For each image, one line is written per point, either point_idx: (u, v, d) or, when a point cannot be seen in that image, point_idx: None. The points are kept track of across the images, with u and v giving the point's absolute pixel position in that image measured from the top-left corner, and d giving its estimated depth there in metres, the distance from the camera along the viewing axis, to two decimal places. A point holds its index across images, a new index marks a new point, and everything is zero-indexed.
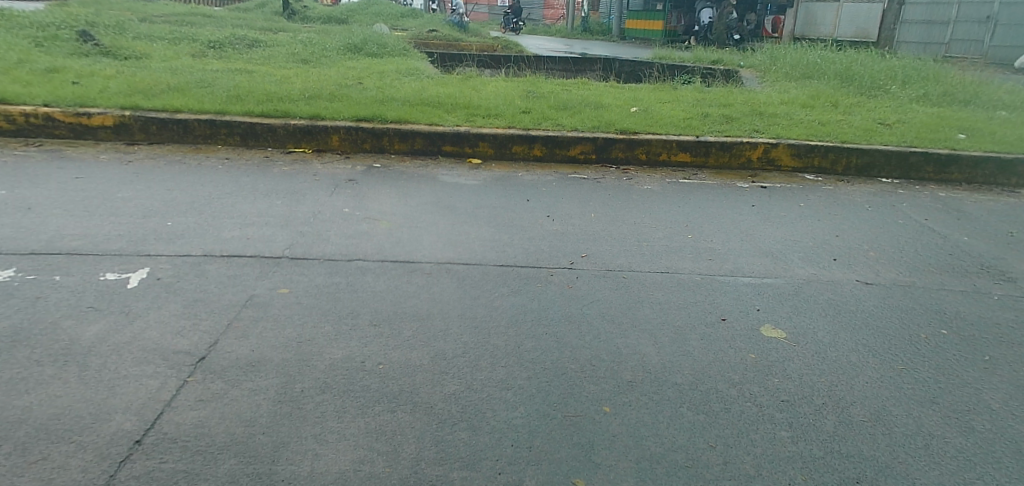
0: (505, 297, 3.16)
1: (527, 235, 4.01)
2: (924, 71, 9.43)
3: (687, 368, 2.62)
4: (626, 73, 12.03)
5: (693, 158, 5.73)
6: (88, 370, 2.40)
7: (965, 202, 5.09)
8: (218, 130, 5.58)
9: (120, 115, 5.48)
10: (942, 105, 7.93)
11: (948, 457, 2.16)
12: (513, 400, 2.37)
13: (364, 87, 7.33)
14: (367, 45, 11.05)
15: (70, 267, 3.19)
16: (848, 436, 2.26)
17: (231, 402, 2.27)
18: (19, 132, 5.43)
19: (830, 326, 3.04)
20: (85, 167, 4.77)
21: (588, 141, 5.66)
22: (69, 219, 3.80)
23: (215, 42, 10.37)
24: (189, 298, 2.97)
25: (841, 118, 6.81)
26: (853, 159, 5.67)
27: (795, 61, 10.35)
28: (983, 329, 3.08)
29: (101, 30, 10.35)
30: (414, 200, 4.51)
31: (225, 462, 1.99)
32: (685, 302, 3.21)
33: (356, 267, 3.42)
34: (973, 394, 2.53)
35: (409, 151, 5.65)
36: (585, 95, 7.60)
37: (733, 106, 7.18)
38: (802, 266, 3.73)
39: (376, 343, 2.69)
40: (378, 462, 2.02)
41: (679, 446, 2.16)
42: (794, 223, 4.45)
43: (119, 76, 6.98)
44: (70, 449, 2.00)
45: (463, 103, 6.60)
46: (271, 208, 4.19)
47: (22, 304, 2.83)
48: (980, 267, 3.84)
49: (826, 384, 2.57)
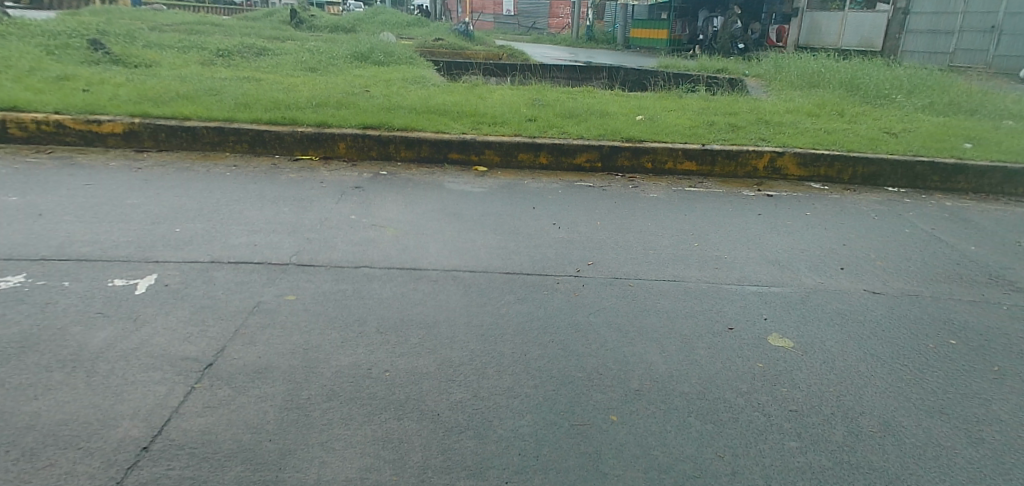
0: (511, 305, 3.15)
1: (533, 242, 4.02)
2: (929, 80, 9.42)
3: (695, 377, 2.61)
4: (631, 81, 12.08)
5: (699, 166, 5.73)
6: (96, 376, 2.41)
7: (973, 211, 5.07)
8: (227, 137, 5.61)
9: (130, 122, 5.52)
10: (948, 114, 7.93)
11: (959, 468, 2.14)
12: (519, 408, 2.36)
13: (370, 94, 7.39)
14: (373, 53, 11.11)
15: (80, 273, 3.21)
16: (857, 447, 2.24)
17: (238, 409, 2.27)
18: (31, 139, 5.48)
19: (838, 336, 3.02)
20: (94, 173, 4.81)
21: (593, 149, 5.67)
22: (78, 225, 3.83)
23: (224, 51, 10.45)
24: (197, 305, 2.98)
25: (847, 127, 6.79)
26: (860, 169, 5.67)
27: (798, 71, 10.37)
28: (991, 339, 3.06)
29: (112, 38, 10.45)
30: (420, 207, 4.52)
31: (232, 469, 1.99)
32: (693, 311, 3.20)
33: (363, 274, 3.43)
34: (983, 406, 2.51)
35: (415, 159, 5.67)
36: (590, 103, 7.63)
37: (738, 115, 7.20)
38: (810, 276, 3.71)
39: (382, 350, 2.69)
40: (385, 470, 2.02)
41: (687, 456, 2.15)
42: (802, 232, 4.43)
43: (128, 84, 7.03)
44: (77, 455, 2.01)
45: (469, 111, 6.64)
46: (278, 215, 4.21)
47: (33, 310, 2.85)
48: (989, 276, 3.82)
49: (833, 394, 2.56)
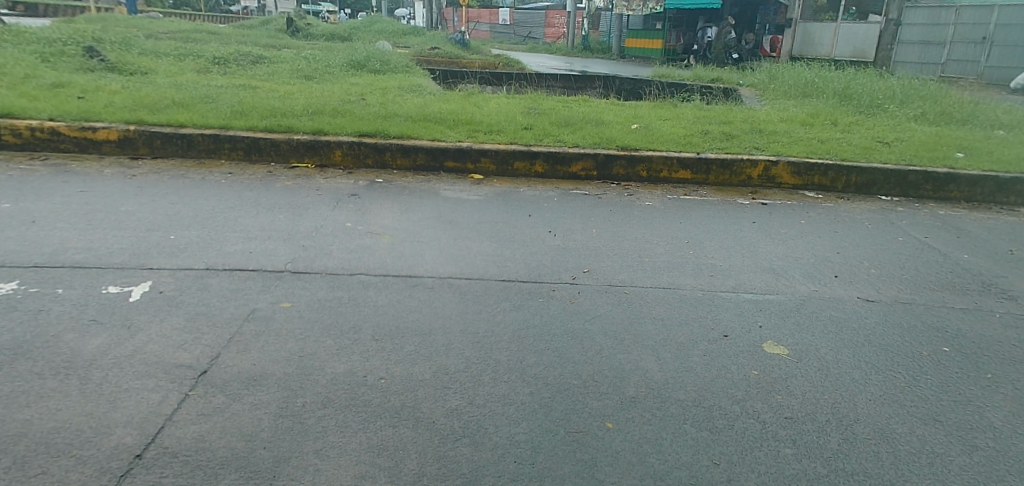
0: (507, 312, 3.16)
1: (529, 250, 4.02)
2: (922, 91, 9.50)
3: (689, 384, 2.62)
4: (626, 90, 12.10)
5: (694, 175, 5.76)
6: (89, 383, 2.40)
7: (965, 220, 5.11)
8: (222, 145, 5.62)
9: (125, 130, 5.52)
10: (940, 124, 7.98)
11: (954, 475, 2.16)
12: (515, 415, 2.36)
13: (366, 102, 7.42)
14: (369, 61, 11.14)
15: (72, 281, 3.19)
16: (852, 453, 2.25)
17: (231, 416, 2.26)
18: (25, 146, 5.46)
19: (833, 343, 3.03)
20: (89, 180, 4.80)
21: (588, 158, 5.70)
22: (72, 232, 3.81)
23: (220, 58, 10.46)
24: (191, 312, 2.97)
25: (840, 136, 6.85)
26: (853, 177, 5.71)
27: (791, 82, 10.45)
28: (984, 347, 3.08)
29: (107, 46, 10.43)
30: (416, 215, 4.53)
31: (226, 477, 1.98)
32: (687, 318, 3.22)
33: (357, 281, 3.42)
34: (976, 413, 2.53)
35: (410, 167, 5.69)
36: (585, 111, 7.67)
37: (733, 124, 7.25)
38: (804, 283, 3.73)
39: (376, 357, 2.69)
40: (380, 477, 2.02)
41: (683, 463, 2.16)
42: (795, 239, 4.46)
43: (123, 91, 7.03)
44: (69, 463, 1.99)
45: (464, 120, 6.66)
46: (273, 222, 4.20)
47: (24, 317, 2.83)
48: (981, 284, 3.85)
49: (828, 401, 2.56)
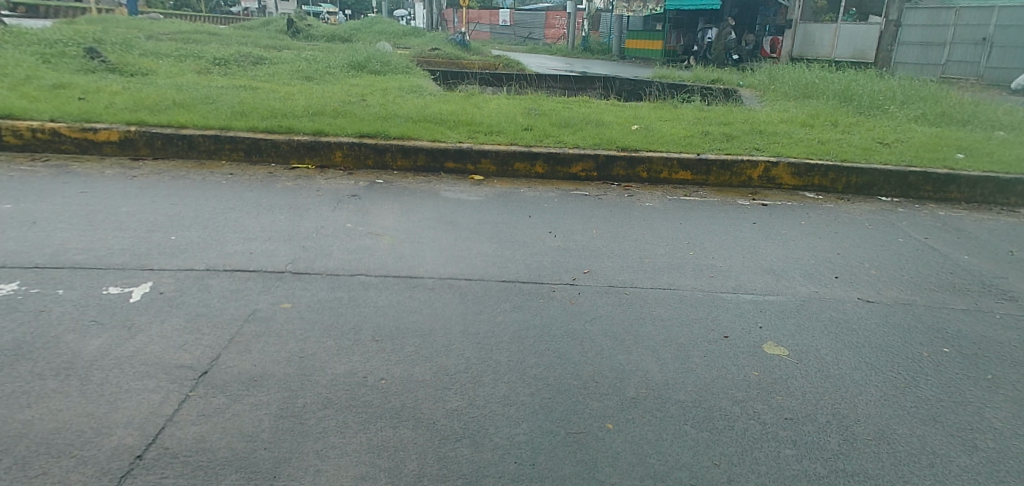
0: (507, 313, 3.16)
1: (529, 250, 4.02)
2: (922, 92, 9.50)
3: (690, 385, 2.62)
4: (626, 91, 12.09)
5: (694, 176, 5.76)
6: (90, 383, 2.40)
7: (965, 221, 5.11)
8: (223, 145, 5.62)
9: (126, 130, 5.53)
10: (941, 125, 7.98)
11: (954, 475, 2.16)
12: (515, 416, 2.36)
13: (367, 103, 7.42)
14: (370, 62, 11.15)
15: (73, 281, 3.20)
16: (853, 454, 2.25)
17: (232, 417, 2.27)
18: (26, 147, 5.46)
19: (833, 344, 3.03)
20: (89, 181, 4.80)
21: (589, 158, 5.70)
22: (73, 233, 3.82)
23: (220, 60, 10.47)
24: (192, 313, 2.97)
25: (840, 137, 6.85)
26: (853, 178, 5.71)
27: (791, 84, 10.46)
28: (984, 348, 3.08)
29: (108, 47, 10.45)
30: (416, 215, 4.53)
31: (227, 477, 1.98)
32: (687, 319, 3.22)
33: (358, 282, 3.42)
34: (976, 413, 2.53)
35: (411, 167, 5.69)
36: (586, 112, 7.68)
37: (733, 125, 7.25)
38: (804, 284, 3.74)
39: (377, 358, 2.69)
40: (380, 478, 2.02)
41: (683, 464, 2.16)
42: (796, 240, 4.46)
43: (124, 92, 7.03)
44: (70, 463, 2.00)
45: (465, 120, 6.66)
46: (273, 223, 4.21)
47: (25, 318, 2.83)
48: (981, 285, 3.85)
49: (828, 401, 2.57)
